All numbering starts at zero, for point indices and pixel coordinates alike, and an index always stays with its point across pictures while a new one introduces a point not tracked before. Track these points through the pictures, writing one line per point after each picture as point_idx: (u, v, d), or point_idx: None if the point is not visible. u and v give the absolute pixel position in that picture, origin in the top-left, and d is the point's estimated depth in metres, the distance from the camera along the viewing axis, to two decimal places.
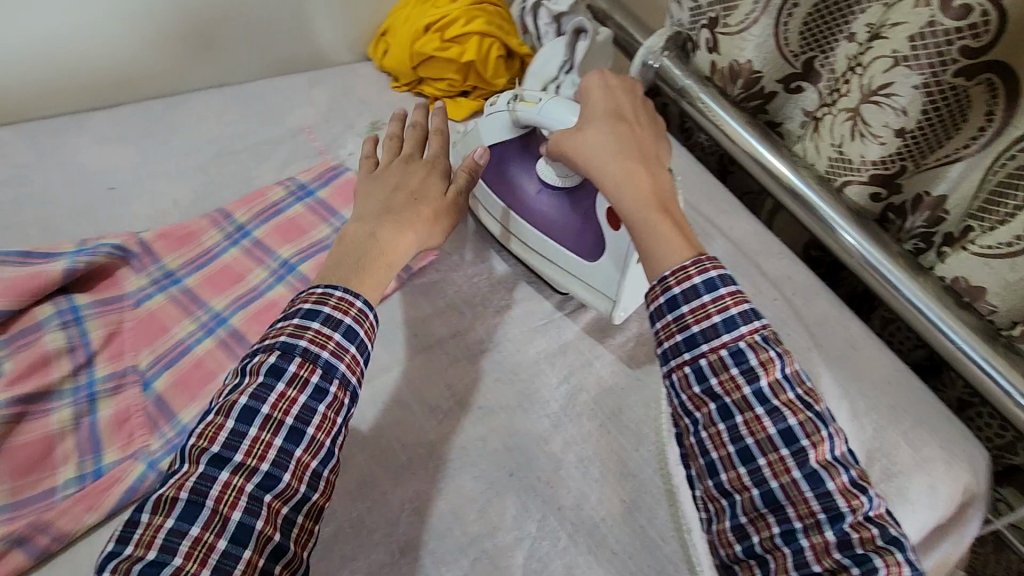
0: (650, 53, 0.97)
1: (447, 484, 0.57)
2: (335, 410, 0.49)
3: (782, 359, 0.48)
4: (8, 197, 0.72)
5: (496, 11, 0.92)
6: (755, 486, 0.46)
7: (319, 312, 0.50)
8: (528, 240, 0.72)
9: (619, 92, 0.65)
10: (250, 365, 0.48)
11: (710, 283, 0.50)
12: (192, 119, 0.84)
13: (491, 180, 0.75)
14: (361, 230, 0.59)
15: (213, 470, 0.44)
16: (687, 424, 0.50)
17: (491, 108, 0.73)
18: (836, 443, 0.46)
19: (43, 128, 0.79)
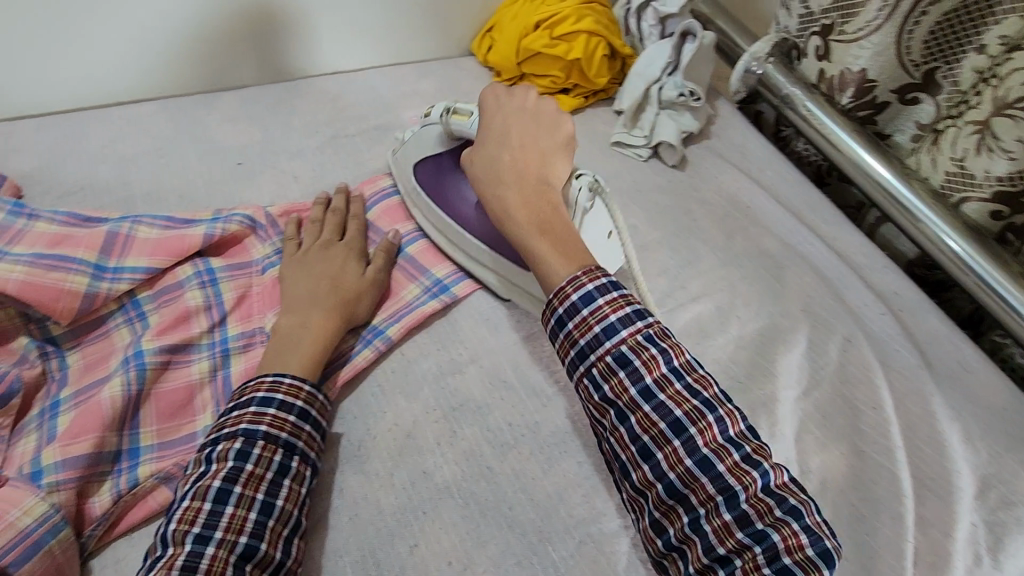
0: (754, 59, 0.96)
1: (553, 466, 0.58)
2: (299, 481, 0.51)
3: (667, 354, 0.51)
4: (151, 166, 0.79)
5: (604, 12, 0.94)
6: (658, 481, 0.49)
7: (272, 400, 0.53)
8: (463, 245, 0.72)
9: (511, 108, 0.68)
10: (215, 454, 0.50)
11: (587, 297, 0.53)
12: (311, 105, 0.90)
13: (429, 187, 0.74)
14: (293, 320, 0.61)
15: (199, 547, 0.45)
16: (600, 431, 0.54)
17: (427, 121, 0.75)
18: (732, 422, 0.50)
19: (183, 107, 0.86)
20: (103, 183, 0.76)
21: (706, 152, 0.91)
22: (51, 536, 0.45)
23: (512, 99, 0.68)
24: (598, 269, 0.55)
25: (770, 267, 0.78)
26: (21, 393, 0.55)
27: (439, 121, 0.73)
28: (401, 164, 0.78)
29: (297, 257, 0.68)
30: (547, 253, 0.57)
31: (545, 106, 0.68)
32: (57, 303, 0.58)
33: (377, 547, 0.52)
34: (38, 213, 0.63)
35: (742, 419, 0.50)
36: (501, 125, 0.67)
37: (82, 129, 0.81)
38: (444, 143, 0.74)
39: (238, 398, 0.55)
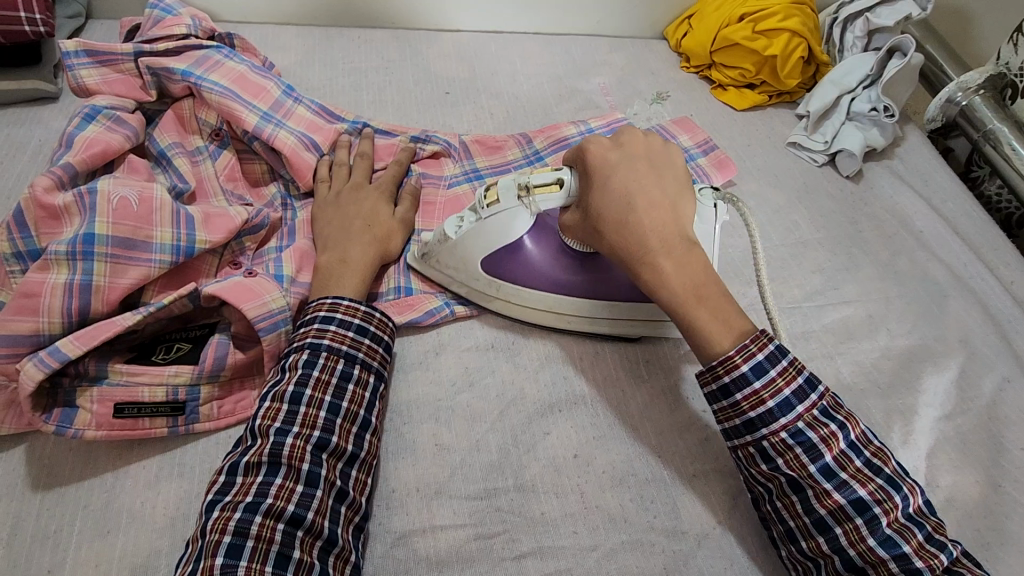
0: (961, 89, 0.92)
1: (680, 407, 0.62)
2: (362, 387, 0.54)
3: (844, 430, 0.50)
4: (377, 80, 0.92)
5: (812, 16, 0.94)
6: (834, 553, 0.48)
7: (333, 318, 0.55)
8: (569, 309, 0.64)
9: (620, 165, 0.58)
10: (288, 363, 0.53)
11: (760, 369, 0.51)
12: (515, 56, 0.99)
13: (512, 277, 0.64)
14: (332, 255, 0.62)
15: (280, 438, 0.48)
16: (761, 492, 0.53)
17: (494, 210, 0.61)
18: (912, 498, 0.49)
19: (408, 39, 0.99)
20: (339, 87, 0.90)
21: (885, 171, 0.89)
22: (284, 325, 0.56)
23: (622, 149, 0.59)
24: (763, 334, 0.52)
25: (933, 292, 0.76)
26: (266, 229, 0.67)
27: (520, 204, 0.60)
28: (449, 261, 0.65)
29: (329, 198, 0.69)
30: (706, 322, 0.53)
31: (651, 143, 0.61)
32: (307, 172, 0.71)
33: (517, 426, 0.59)
34: (301, 96, 0.76)
35: (920, 492, 0.50)
36: (624, 179, 0.57)
37: (328, 41, 0.96)
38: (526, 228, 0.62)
39: (302, 319, 0.57)
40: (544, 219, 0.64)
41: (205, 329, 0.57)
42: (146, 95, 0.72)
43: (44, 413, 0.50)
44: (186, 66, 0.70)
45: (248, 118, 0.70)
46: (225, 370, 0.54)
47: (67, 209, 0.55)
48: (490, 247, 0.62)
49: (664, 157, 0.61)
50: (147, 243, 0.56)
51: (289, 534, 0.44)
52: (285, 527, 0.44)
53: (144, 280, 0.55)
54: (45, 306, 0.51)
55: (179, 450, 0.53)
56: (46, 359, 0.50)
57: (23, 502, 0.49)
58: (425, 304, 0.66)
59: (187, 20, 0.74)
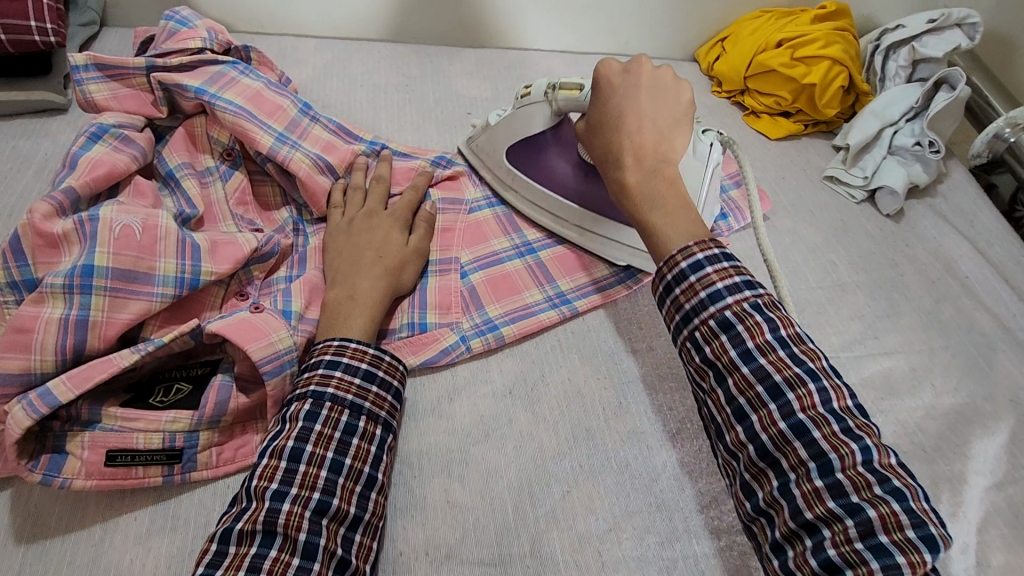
0: (1010, 125, 0.87)
1: (710, 468, 0.57)
2: (367, 440, 0.50)
3: (773, 321, 0.48)
4: (397, 98, 0.88)
5: (854, 44, 0.90)
6: (749, 443, 0.46)
7: (339, 363, 0.51)
8: (581, 220, 0.72)
9: (621, 90, 0.61)
10: (288, 413, 0.49)
11: (696, 264, 0.50)
12: (540, 76, 0.96)
13: (527, 170, 0.73)
14: (340, 291, 0.58)
15: (276, 503, 0.44)
16: (699, 394, 0.51)
17: (524, 101, 0.69)
18: (837, 396, 0.45)
19: (431, 54, 0.95)
20: (357, 103, 0.87)
21: (927, 211, 0.84)
22: (290, 366, 0.53)
23: (630, 76, 0.62)
24: (712, 239, 0.51)
25: (980, 345, 0.71)
26: (276, 256, 0.64)
27: (544, 99, 0.67)
28: (488, 149, 0.76)
29: (341, 225, 0.65)
30: (659, 221, 0.54)
31: (662, 76, 0.63)
32: (322, 196, 0.68)
33: (533, 482, 0.55)
34: (318, 115, 0.73)
35: (849, 395, 0.46)
36: (620, 103, 0.61)
37: (349, 55, 0.93)
38: (543, 124, 0.69)
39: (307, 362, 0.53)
40: (567, 124, 0.71)
41: (206, 368, 0.54)
42: (157, 111, 0.69)
43: (31, 461, 0.47)
44: (199, 83, 0.67)
45: (263, 139, 0.67)
46: (226, 416, 0.51)
47: (66, 237, 0.52)
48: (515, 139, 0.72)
49: (671, 93, 0.63)
50: (149, 275, 0.52)
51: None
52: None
53: (144, 315, 0.52)
54: (37, 344, 0.48)
55: (174, 502, 0.50)
56: (36, 402, 0.46)
57: (5, 555, 0.46)
58: (441, 341, 0.63)
59: (202, 33, 0.71)
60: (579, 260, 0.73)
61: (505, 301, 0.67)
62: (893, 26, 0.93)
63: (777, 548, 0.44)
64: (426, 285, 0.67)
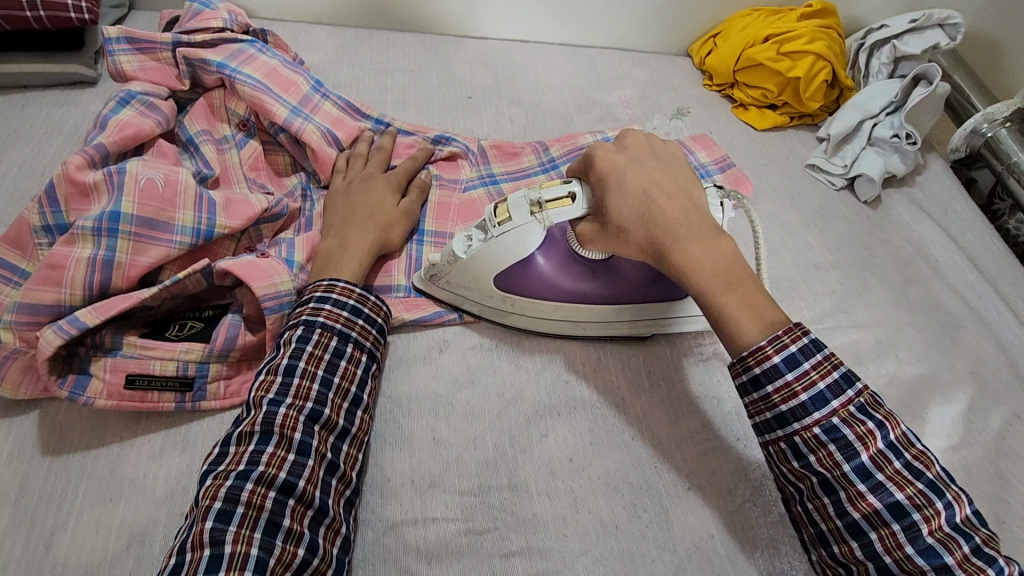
0: (986, 120, 0.91)
1: (679, 421, 0.61)
2: (354, 364, 0.55)
3: (883, 428, 0.48)
4: (403, 83, 0.94)
5: (837, 40, 0.94)
6: (869, 560, 0.47)
7: (328, 297, 0.56)
8: (592, 317, 0.65)
9: (632, 164, 0.56)
10: (283, 339, 0.54)
11: (792, 361, 0.49)
12: (539, 66, 1.01)
13: (525, 291, 0.64)
14: (333, 241, 0.63)
15: (272, 408, 0.49)
16: (796, 493, 0.52)
17: (506, 226, 0.60)
18: (958, 507, 0.47)
19: (436, 43, 1.01)
20: (365, 86, 0.92)
21: (903, 199, 0.88)
22: (288, 306, 0.58)
23: (628, 151, 0.57)
24: (797, 326, 0.50)
25: (946, 322, 0.74)
26: (285, 217, 0.69)
27: (533, 220, 0.59)
28: (464, 282, 0.64)
29: (340, 188, 0.70)
30: (735, 312, 0.51)
31: (653, 143, 0.59)
32: (329, 165, 0.74)
33: (513, 427, 0.59)
34: (328, 91, 0.79)
35: (968, 501, 0.47)
36: (637, 180, 0.55)
37: (358, 42, 0.99)
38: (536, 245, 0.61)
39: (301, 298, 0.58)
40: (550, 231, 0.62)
41: (217, 310, 0.59)
42: (180, 84, 0.74)
43: (59, 378, 0.52)
44: (221, 58, 0.73)
45: (278, 110, 0.72)
46: (234, 350, 0.56)
47: (96, 187, 0.57)
48: (501, 264, 0.62)
49: (668, 154, 0.59)
50: (169, 224, 0.58)
51: (281, 502, 0.45)
52: (276, 495, 0.45)
53: (163, 259, 0.57)
54: (68, 279, 0.53)
55: (184, 426, 0.55)
56: (66, 327, 0.52)
57: (32, 464, 0.51)
58: (434, 302, 0.67)
59: (223, 14, 0.77)
60: None
61: None
62: (877, 26, 0.97)
63: None
64: (420, 251, 0.72)
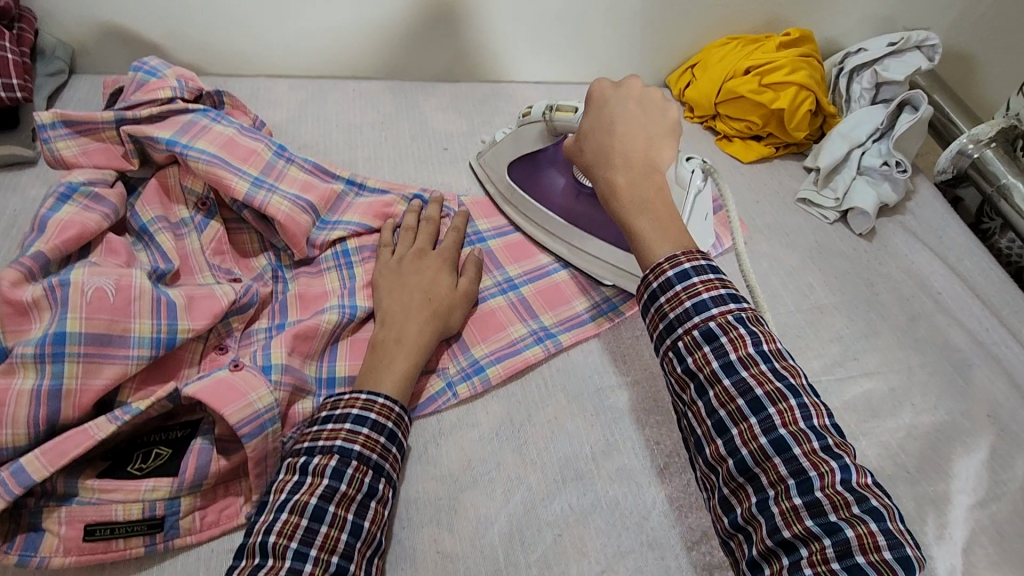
0: (972, 141, 0.90)
1: (699, 501, 0.58)
2: (383, 504, 0.51)
3: (756, 338, 0.48)
4: (374, 136, 0.89)
5: (818, 67, 0.92)
6: (730, 456, 0.46)
7: (366, 419, 0.53)
8: (570, 237, 0.75)
9: (612, 103, 0.63)
10: (311, 466, 0.50)
11: (683, 274, 0.51)
12: (514, 108, 0.96)
13: (528, 186, 0.78)
14: (390, 333, 0.61)
15: (297, 564, 0.44)
16: (680, 407, 0.51)
17: (524, 120, 0.74)
18: (817, 413, 0.46)
19: (404, 89, 0.96)
20: (332, 143, 0.87)
21: (898, 228, 0.87)
22: (270, 425, 0.52)
23: (621, 91, 0.64)
24: (699, 251, 0.52)
25: (956, 361, 0.72)
26: (255, 306, 0.63)
27: (542, 119, 0.71)
28: (493, 164, 0.81)
29: (391, 263, 0.68)
30: (646, 230, 0.55)
31: (651, 95, 0.64)
32: (301, 240, 0.68)
33: (525, 527, 0.55)
34: (292, 156, 0.73)
35: (827, 414, 0.47)
36: (611, 113, 0.62)
37: (321, 94, 0.93)
38: (542, 142, 0.74)
39: (327, 413, 0.54)
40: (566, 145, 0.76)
41: (186, 430, 0.53)
42: (128, 163, 0.68)
43: (6, 542, 0.46)
44: (170, 134, 0.67)
45: (237, 185, 0.67)
46: (208, 479, 0.50)
47: (36, 303, 0.51)
48: (517, 158, 0.78)
49: (658, 110, 0.63)
50: (124, 338, 0.51)
51: None
52: None
53: (120, 379, 0.51)
54: (9, 417, 0.47)
55: (156, 571, 0.49)
56: (9, 482, 0.45)
57: None
58: (426, 389, 0.63)
59: (172, 82, 0.71)
60: (560, 296, 0.74)
61: (490, 340, 0.68)
62: (855, 50, 0.96)
63: (754, 566, 0.44)
64: None
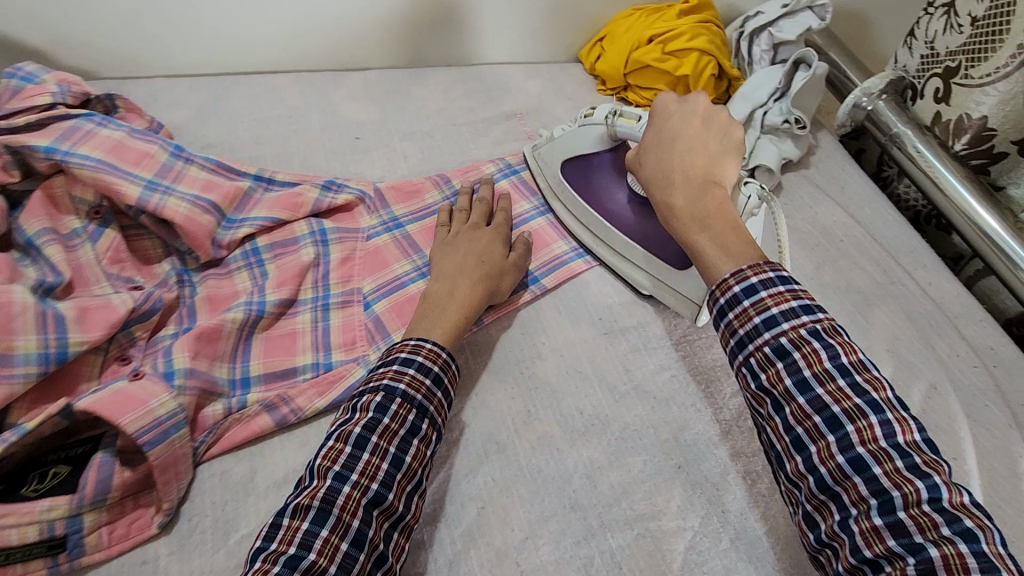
0: (865, 94, 0.95)
1: (619, 459, 0.60)
2: (426, 444, 0.53)
3: (833, 350, 0.45)
4: (282, 131, 0.86)
5: (718, 33, 0.95)
6: (809, 474, 0.45)
7: (413, 361, 0.55)
8: (613, 240, 0.76)
9: (674, 118, 0.64)
10: (360, 403, 0.52)
11: (750, 288, 0.49)
12: (427, 92, 0.95)
13: (578, 185, 0.78)
14: (441, 287, 0.65)
15: (337, 484, 0.47)
16: (757, 420, 0.49)
17: (586, 120, 0.76)
18: (902, 429, 0.43)
19: (311, 80, 0.94)
20: (238, 140, 0.84)
21: (803, 182, 0.90)
22: (174, 431, 0.51)
23: (685, 106, 0.65)
24: (765, 262, 0.50)
25: (858, 302, 0.77)
26: (160, 313, 0.62)
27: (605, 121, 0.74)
28: (547, 159, 0.82)
29: (447, 238, 0.72)
30: (707, 246, 0.53)
31: (719, 111, 0.64)
32: (204, 241, 0.67)
33: (450, 503, 0.56)
34: (191, 156, 0.71)
35: (917, 428, 0.43)
36: (673, 127, 0.63)
37: (224, 91, 0.90)
38: (598, 144, 0.76)
39: (382, 357, 0.57)
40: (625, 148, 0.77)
41: (87, 446, 0.52)
42: (8, 175, 0.64)
43: None
44: (50, 142, 0.63)
45: (128, 190, 0.64)
46: (113, 491, 0.49)
47: None
48: (574, 155, 0.79)
49: (722, 129, 0.63)
50: (7, 357, 0.49)
51: None
52: None
53: (6, 400, 0.49)
54: None
55: None
56: None
57: None
58: (348, 377, 0.62)
59: (51, 87, 0.68)
60: None
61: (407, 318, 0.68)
62: (752, 13, 0.99)
63: None
64: (327, 324, 0.67)
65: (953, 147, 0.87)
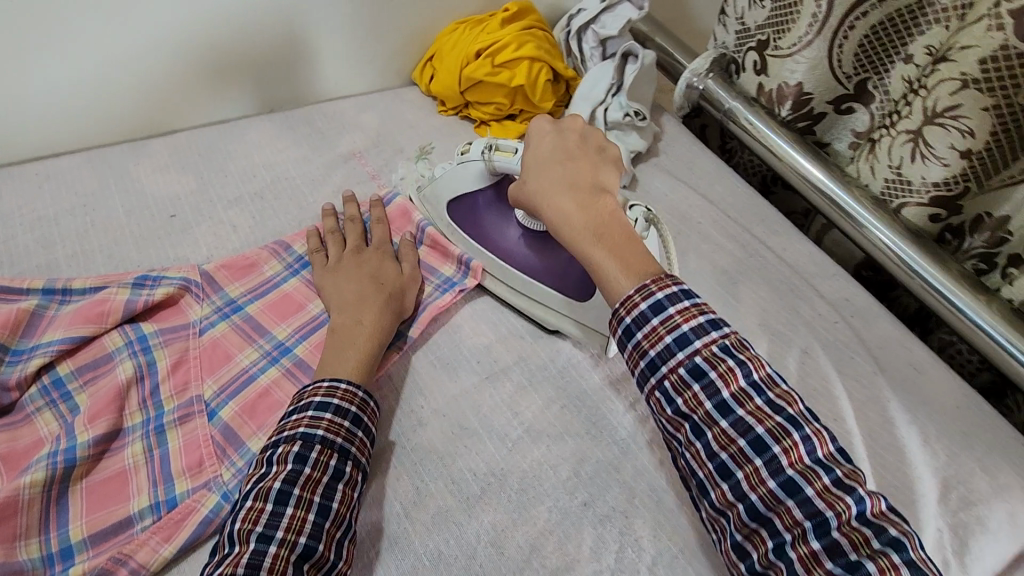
0: (694, 75, 0.97)
1: (522, 515, 0.56)
2: (352, 486, 0.52)
3: (745, 367, 0.48)
4: (77, 226, 0.74)
5: (545, 37, 0.93)
6: (739, 501, 0.46)
7: (328, 404, 0.54)
8: (511, 279, 0.73)
9: (549, 136, 0.66)
10: (276, 455, 0.51)
11: (658, 304, 0.50)
12: (248, 147, 0.85)
13: (467, 228, 0.77)
14: (347, 317, 0.64)
15: (262, 545, 0.46)
16: (676, 446, 0.51)
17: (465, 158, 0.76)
18: (820, 442, 0.46)
19: (104, 157, 0.81)
20: (19, 248, 0.71)
21: (656, 171, 0.91)
22: None
23: (558, 124, 0.67)
24: (667, 277, 0.52)
25: (724, 282, 0.78)
26: None
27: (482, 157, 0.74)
28: (432, 200, 0.79)
29: (334, 266, 0.70)
30: (604, 261, 0.54)
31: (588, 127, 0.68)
32: None
33: None
34: None
35: (830, 439, 0.47)
36: (549, 144, 0.65)
37: None
38: (479, 182, 0.76)
39: (294, 405, 0.56)
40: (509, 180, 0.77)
41: None
42: None
43: None
44: None
45: None
46: None
47: None
48: (457, 196, 0.77)
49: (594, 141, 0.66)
50: None
51: None
52: None
53: None
54: None
55: None
56: None
57: None
58: (199, 510, 0.54)
59: None
60: None
61: (260, 417, 0.60)
62: (575, 11, 0.98)
63: None
64: (164, 449, 0.57)
65: (781, 116, 0.90)
